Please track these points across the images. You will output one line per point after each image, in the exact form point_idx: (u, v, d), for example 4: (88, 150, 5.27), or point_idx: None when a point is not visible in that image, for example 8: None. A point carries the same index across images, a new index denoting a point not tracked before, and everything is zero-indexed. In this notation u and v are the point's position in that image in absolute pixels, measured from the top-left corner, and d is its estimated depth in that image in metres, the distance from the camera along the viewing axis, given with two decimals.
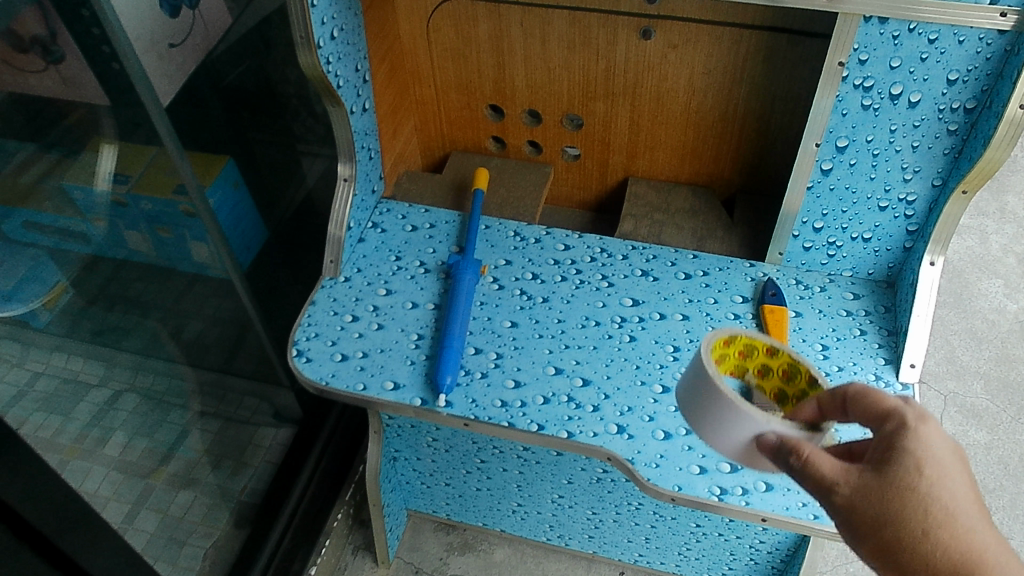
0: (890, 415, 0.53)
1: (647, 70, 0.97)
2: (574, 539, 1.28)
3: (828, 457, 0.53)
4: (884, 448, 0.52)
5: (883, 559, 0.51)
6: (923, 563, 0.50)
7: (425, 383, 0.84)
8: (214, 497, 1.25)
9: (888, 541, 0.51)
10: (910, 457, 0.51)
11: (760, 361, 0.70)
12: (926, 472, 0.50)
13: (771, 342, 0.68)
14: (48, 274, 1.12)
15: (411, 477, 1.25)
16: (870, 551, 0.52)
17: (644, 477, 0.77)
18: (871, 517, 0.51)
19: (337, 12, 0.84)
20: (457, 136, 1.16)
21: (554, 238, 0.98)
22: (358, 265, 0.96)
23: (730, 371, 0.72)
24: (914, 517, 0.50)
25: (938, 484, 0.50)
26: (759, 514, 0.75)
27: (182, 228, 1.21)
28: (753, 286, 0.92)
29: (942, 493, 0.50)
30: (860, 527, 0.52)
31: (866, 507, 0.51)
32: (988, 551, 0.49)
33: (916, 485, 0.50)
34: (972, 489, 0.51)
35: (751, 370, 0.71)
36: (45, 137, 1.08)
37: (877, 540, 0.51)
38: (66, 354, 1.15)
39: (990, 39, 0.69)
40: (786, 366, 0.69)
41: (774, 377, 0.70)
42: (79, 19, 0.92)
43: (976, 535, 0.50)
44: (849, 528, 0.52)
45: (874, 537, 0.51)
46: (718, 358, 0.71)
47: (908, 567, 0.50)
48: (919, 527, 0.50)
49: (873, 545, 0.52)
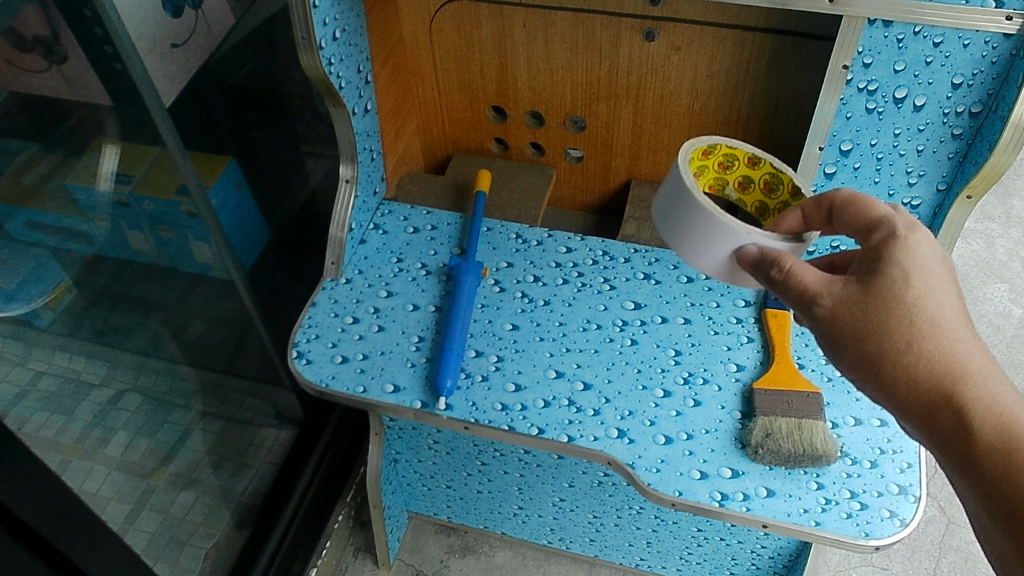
0: (879, 224, 0.58)
1: (650, 72, 0.97)
2: (575, 542, 1.27)
3: (811, 270, 0.58)
4: (874, 256, 0.57)
5: (863, 369, 0.55)
6: (902, 370, 0.53)
7: (425, 385, 0.84)
8: (215, 497, 1.26)
9: (869, 352, 0.55)
10: (897, 265, 0.55)
11: (740, 173, 0.78)
12: (913, 283, 0.54)
13: (750, 150, 0.74)
14: (51, 271, 1.09)
15: (412, 479, 1.24)
16: (851, 363, 0.56)
17: (644, 482, 0.76)
18: (851, 325, 0.55)
19: (340, 13, 0.84)
20: (460, 137, 1.16)
21: (557, 241, 0.98)
22: (358, 266, 0.96)
23: (712, 184, 0.80)
24: (900, 324, 0.54)
25: (925, 295, 0.54)
26: (761, 521, 0.74)
27: (184, 229, 1.21)
28: (756, 289, 0.92)
29: (930, 304, 0.54)
30: (841, 338, 0.56)
31: (847, 318, 0.55)
32: (970, 361, 0.52)
33: (902, 295, 0.54)
34: (961, 308, 0.55)
35: (731, 184, 0.79)
36: (49, 137, 1.06)
37: (858, 352, 0.55)
38: (70, 354, 1.12)
39: (996, 43, 0.69)
40: (767, 179, 0.77)
41: (756, 188, 0.79)
42: (82, 19, 0.92)
43: (960, 346, 0.53)
44: (833, 342, 0.57)
45: (854, 350, 0.56)
46: (699, 169, 0.77)
47: (886, 375, 0.54)
48: (904, 336, 0.53)
49: (853, 357, 0.56)
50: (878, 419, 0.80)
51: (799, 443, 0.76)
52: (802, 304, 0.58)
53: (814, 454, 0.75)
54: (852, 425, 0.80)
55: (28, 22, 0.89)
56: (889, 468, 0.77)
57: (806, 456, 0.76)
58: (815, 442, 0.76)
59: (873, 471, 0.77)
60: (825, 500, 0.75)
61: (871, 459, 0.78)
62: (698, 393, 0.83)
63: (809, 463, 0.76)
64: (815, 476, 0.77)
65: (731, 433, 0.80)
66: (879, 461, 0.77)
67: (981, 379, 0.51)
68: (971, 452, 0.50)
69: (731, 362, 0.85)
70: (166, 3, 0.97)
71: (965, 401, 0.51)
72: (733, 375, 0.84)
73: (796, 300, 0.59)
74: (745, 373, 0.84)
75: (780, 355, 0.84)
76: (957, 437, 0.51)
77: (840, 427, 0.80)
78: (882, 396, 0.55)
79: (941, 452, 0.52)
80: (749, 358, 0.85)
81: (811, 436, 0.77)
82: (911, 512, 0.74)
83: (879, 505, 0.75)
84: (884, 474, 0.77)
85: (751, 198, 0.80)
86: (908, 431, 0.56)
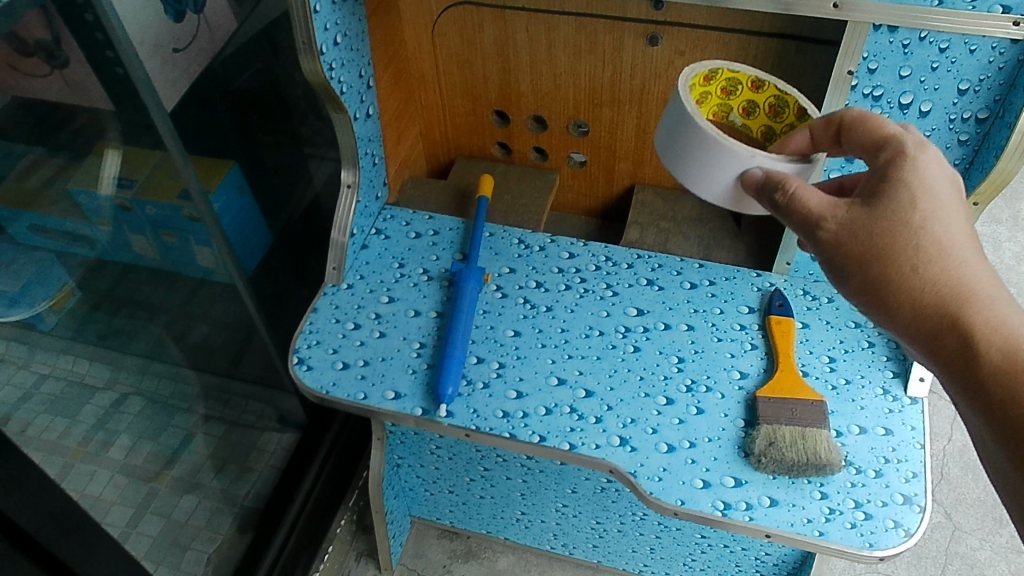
0: (887, 143, 0.59)
1: (654, 77, 0.96)
2: (577, 548, 1.27)
3: (816, 192, 0.59)
4: (879, 175, 0.58)
5: (868, 294, 0.58)
6: (905, 292, 0.56)
7: (426, 392, 0.84)
8: (218, 501, 1.25)
9: (873, 276, 0.57)
10: (904, 187, 0.57)
11: (744, 97, 0.75)
12: (920, 206, 0.56)
13: (754, 74, 0.73)
14: (55, 274, 1.09)
15: (415, 483, 1.24)
16: (857, 287, 0.59)
17: (646, 490, 0.76)
18: (855, 250, 0.57)
19: (341, 18, 0.83)
20: (463, 142, 1.15)
21: (559, 246, 0.97)
22: (360, 272, 0.95)
23: (716, 113, 0.77)
24: (906, 248, 0.56)
25: (931, 219, 0.56)
26: (763, 530, 0.74)
27: (186, 233, 1.19)
28: (760, 296, 0.91)
29: (935, 227, 0.56)
30: (845, 263, 0.58)
31: (853, 243, 0.57)
32: (974, 284, 0.54)
33: (909, 218, 0.56)
34: (967, 230, 0.57)
35: (735, 111, 0.77)
36: (51, 141, 1.05)
37: (862, 277, 0.58)
38: (74, 356, 1.14)
39: (1002, 48, 0.68)
40: (772, 102, 0.75)
41: (761, 113, 0.76)
42: (83, 24, 0.92)
43: (965, 269, 0.55)
44: (838, 266, 0.59)
45: (858, 275, 0.58)
46: (701, 96, 0.75)
47: (891, 298, 0.57)
48: (909, 259, 0.56)
49: (858, 281, 0.58)
50: (882, 428, 0.79)
51: (802, 452, 0.75)
52: (807, 229, 0.60)
53: (818, 463, 0.75)
54: (856, 433, 0.79)
55: (30, 27, 0.89)
56: (894, 478, 0.76)
57: (809, 465, 0.75)
58: (819, 450, 0.75)
59: (878, 480, 0.76)
60: (829, 510, 0.74)
61: (876, 468, 0.77)
62: (701, 400, 0.82)
63: (813, 472, 0.75)
64: (819, 485, 0.76)
65: (734, 442, 0.79)
66: (883, 470, 0.76)
67: (988, 303, 0.53)
68: (973, 368, 0.52)
69: (734, 369, 0.84)
70: (166, 7, 0.97)
71: (970, 322, 0.53)
72: (737, 382, 0.83)
73: (800, 224, 0.60)
74: (749, 380, 0.83)
75: (784, 362, 0.83)
76: (959, 357, 0.53)
77: (844, 436, 0.79)
78: (887, 318, 0.58)
79: (942, 369, 0.55)
80: (753, 365, 0.84)
81: (815, 445, 0.76)
82: (915, 523, 0.73)
83: (884, 515, 0.74)
84: (889, 484, 0.76)
85: (756, 123, 0.77)
86: (912, 350, 0.59)
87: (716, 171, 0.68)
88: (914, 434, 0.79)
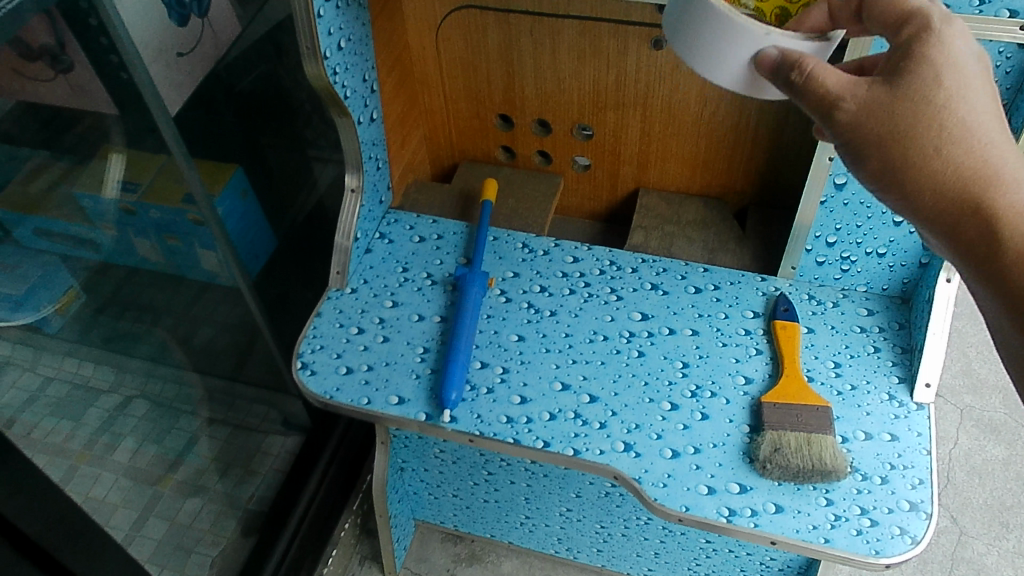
0: (913, 17, 0.54)
1: (658, 80, 0.96)
2: (581, 552, 1.26)
3: (836, 72, 0.53)
4: (901, 52, 0.53)
5: (886, 179, 0.53)
6: (925, 176, 0.52)
7: (429, 397, 0.83)
8: (222, 504, 1.26)
9: (892, 159, 0.52)
10: (928, 63, 0.52)
11: None
12: (944, 83, 0.51)
13: None
14: (60, 279, 1.07)
15: (419, 487, 1.24)
16: (873, 172, 0.54)
17: (650, 496, 0.76)
18: (874, 131, 0.52)
19: (345, 23, 0.83)
20: (467, 145, 1.15)
21: (563, 250, 0.97)
22: (364, 276, 0.95)
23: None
24: (928, 128, 0.51)
25: (957, 96, 0.51)
26: (768, 537, 0.73)
27: (191, 237, 1.21)
28: (765, 300, 0.90)
29: (961, 105, 0.51)
30: (863, 145, 0.53)
31: (871, 123, 0.52)
32: (1001, 165, 0.50)
33: (933, 96, 0.51)
34: (995, 108, 0.52)
35: None
36: (56, 145, 1.03)
37: (880, 160, 0.53)
38: (77, 360, 1.12)
39: (1009, 52, 0.68)
40: None
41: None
42: (88, 29, 0.92)
43: (992, 149, 0.51)
44: (853, 149, 0.54)
45: (876, 158, 0.53)
46: None
47: (910, 182, 0.52)
48: (933, 140, 0.51)
49: (876, 165, 0.53)
50: (888, 434, 0.79)
51: (808, 458, 0.75)
52: (822, 111, 0.54)
53: (823, 469, 0.74)
54: (861, 439, 0.78)
55: (35, 33, 0.89)
56: (900, 485, 0.76)
57: (814, 472, 0.75)
58: (824, 456, 0.75)
59: (884, 487, 0.75)
60: (835, 516, 0.74)
61: (882, 475, 0.76)
62: (706, 406, 0.82)
63: (818, 479, 0.75)
64: (824, 492, 0.76)
65: (739, 447, 0.79)
66: (889, 477, 0.76)
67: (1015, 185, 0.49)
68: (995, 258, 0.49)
69: (739, 374, 0.84)
70: (169, 11, 0.97)
71: (994, 206, 0.49)
72: (742, 388, 0.83)
73: (814, 106, 0.55)
74: (754, 386, 0.83)
75: (790, 367, 0.82)
76: (980, 244, 0.50)
77: (849, 442, 0.78)
78: (905, 204, 0.53)
79: (962, 259, 0.52)
80: (758, 370, 0.84)
81: (820, 450, 0.75)
82: (921, 530, 0.73)
83: (890, 522, 0.73)
84: (895, 490, 0.75)
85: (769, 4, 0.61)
86: (928, 237, 0.55)
87: (728, 57, 0.60)
88: (921, 440, 0.78)
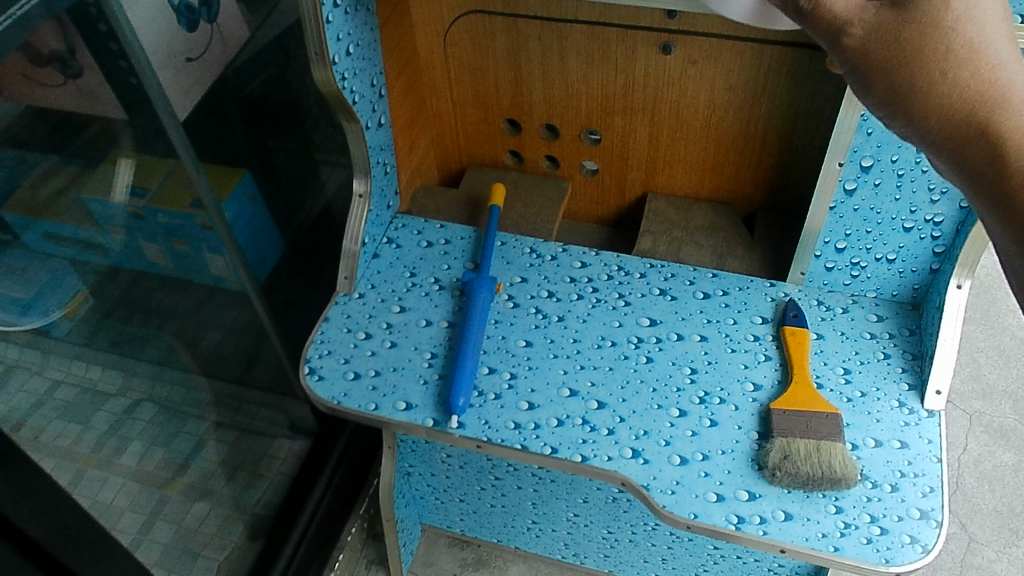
0: None
1: (666, 84, 0.96)
2: (588, 557, 1.26)
3: None
4: None
5: (893, 108, 0.49)
6: (933, 104, 0.48)
7: (437, 403, 0.83)
8: (228, 508, 1.26)
9: (900, 85, 0.48)
10: None
11: None
12: (953, 3, 0.47)
13: None
14: (68, 282, 1.08)
15: (425, 492, 1.23)
16: (879, 100, 0.50)
17: (659, 504, 0.75)
18: (885, 59, 0.48)
19: (354, 28, 0.83)
20: (474, 150, 1.15)
21: (571, 255, 0.97)
22: (372, 281, 0.95)
23: None
24: (937, 54, 0.47)
25: (966, 16, 0.47)
26: (777, 545, 0.73)
27: (199, 241, 1.21)
28: (774, 306, 0.90)
29: (972, 25, 0.47)
30: (869, 73, 0.49)
31: (881, 49, 0.47)
32: (1012, 87, 0.47)
33: (943, 17, 0.47)
34: (1003, 19, 0.48)
35: None
36: (66, 149, 1.04)
37: (888, 85, 0.49)
38: (86, 363, 1.11)
39: None
40: None
41: None
42: (97, 35, 0.93)
43: (1001, 71, 0.47)
44: (860, 76, 0.49)
45: (883, 85, 0.49)
46: None
47: (917, 112, 0.49)
48: (941, 67, 0.47)
49: (882, 93, 0.49)
50: (898, 441, 0.78)
51: (817, 466, 0.74)
52: (828, 36, 0.48)
53: (833, 477, 0.74)
54: (871, 446, 0.78)
55: (45, 39, 0.89)
56: (910, 493, 0.75)
57: (824, 479, 0.74)
58: (834, 464, 0.74)
59: (894, 495, 0.75)
60: (844, 525, 0.74)
61: (892, 482, 0.76)
62: (714, 412, 0.81)
63: (828, 486, 0.75)
64: (834, 499, 0.75)
65: (748, 454, 0.78)
66: (899, 484, 0.75)
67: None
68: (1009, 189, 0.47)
69: (748, 380, 0.83)
70: (178, 17, 0.97)
71: (1004, 132, 0.47)
72: (751, 394, 0.82)
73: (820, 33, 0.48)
74: (763, 392, 0.82)
75: (799, 374, 0.82)
76: (989, 171, 0.48)
77: (859, 449, 0.78)
78: (910, 130, 0.50)
79: (966, 184, 0.50)
80: (767, 377, 0.83)
81: (830, 458, 0.75)
82: (932, 538, 0.72)
83: (900, 530, 0.73)
84: (905, 498, 0.75)
85: None
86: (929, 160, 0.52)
87: None
88: (931, 448, 0.78)
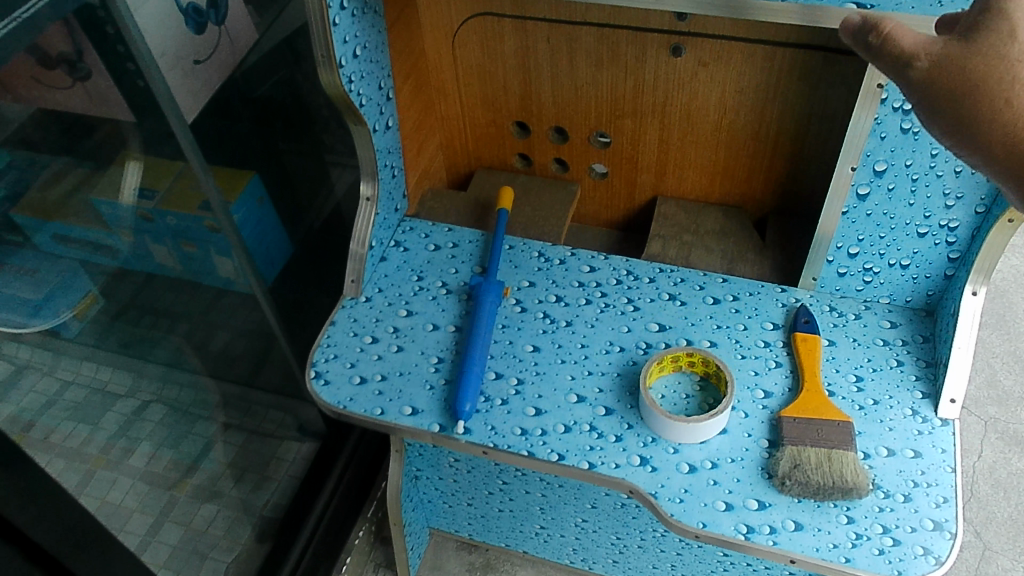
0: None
1: (677, 86, 0.95)
2: (597, 563, 1.25)
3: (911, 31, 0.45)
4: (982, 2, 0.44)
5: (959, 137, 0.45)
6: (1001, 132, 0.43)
7: (444, 408, 0.83)
8: (237, 510, 1.25)
9: (967, 116, 0.44)
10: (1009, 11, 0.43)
11: None
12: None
13: None
14: (78, 284, 1.08)
15: (433, 495, 1.23)
16: (945, 130, 0.45)
17: (667, 512, 0.74)
18: (952, 88, 0.44)
19: (361, 30, 0.83)
20: (483, 153, 1.15)
21: (580, 260, 0.96)
22: (379, 284, 0.95)
23: None
24: (1001, 84, 0.43)
25: None
26: (787, 555, 0.72)
27: (208, 244, 1.20)
28: (786, 312, 0.89)
29: None
30: (935, 103, 0.45)
31: (947, 80, 0.44)
32: None
33: (1010, 48, 0.43)
34: None
35: None
36: (77, 150, 1.04)
37: (955, 116, 0.44)
38: (96, 364, 1.11)
39: None
40: None
41: None
42: (105, 37, 0.92)
43: None
44: (925, 106, 0.45)
45: (949, 114, 0.44)
46: None
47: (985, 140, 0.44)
48: (1005, 94, 0.43)
49: (948, 123, 0.45)
50: (911, 450, 0.77)
51: (828, 474, 0.73)
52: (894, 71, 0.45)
53: (844, 486, 0.73)
54: (884, 456, 0.77)
55: (52, 41, 0.89)
56: (924, 503, 0.74)
57: (835, 489, 0.73)
58: (845, 473, 0.73)
59: (907, 505, 0.74)
60: (856, 535, 0.72)
61: (905, 492, 0.74)
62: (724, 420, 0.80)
63: (839, 496, 0.73)
64: (845, 509, 0.74)
65: (758, 463, 0.77)
66: (912, 495, 0.74)
67: None
68: None
69: (759, 388, 0.82)
70: (186, 18, 0.97)
71: None
72: (761, 401, 0.81)
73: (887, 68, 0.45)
74: (773, 400, 0.81)
75: (810, 382, 0.81)
76: None
77: (871, 458, 0.77)
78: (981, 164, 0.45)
79: None
80: (777, 384, 0.82)
81: (841, 467, 0.74)
82: (946, 550, 0.71)
83: (913, 541, 0.72)
84: (919, 509, 0.73)
85: None
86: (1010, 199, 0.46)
87: None
88: (945, 458, 0.76)
